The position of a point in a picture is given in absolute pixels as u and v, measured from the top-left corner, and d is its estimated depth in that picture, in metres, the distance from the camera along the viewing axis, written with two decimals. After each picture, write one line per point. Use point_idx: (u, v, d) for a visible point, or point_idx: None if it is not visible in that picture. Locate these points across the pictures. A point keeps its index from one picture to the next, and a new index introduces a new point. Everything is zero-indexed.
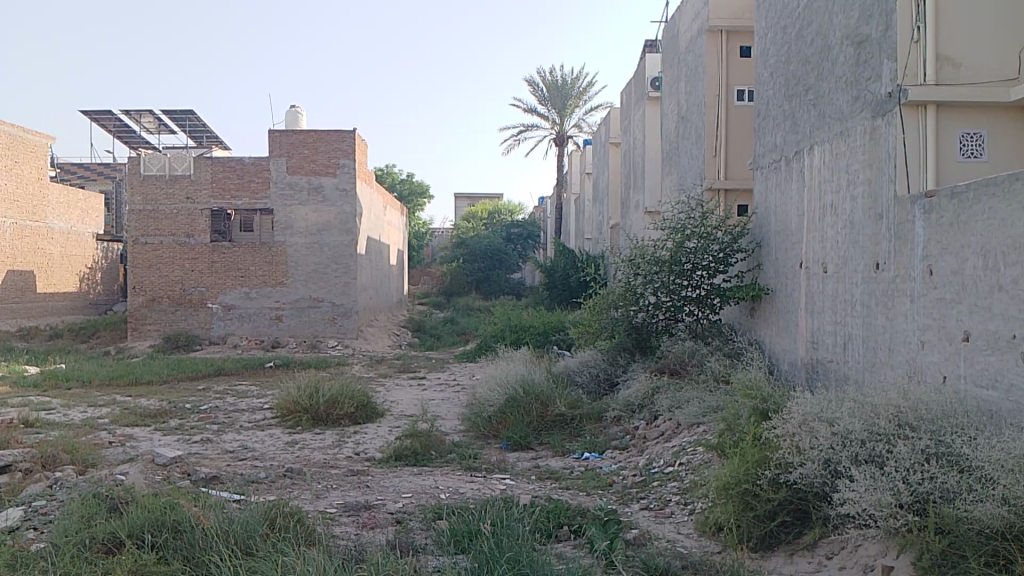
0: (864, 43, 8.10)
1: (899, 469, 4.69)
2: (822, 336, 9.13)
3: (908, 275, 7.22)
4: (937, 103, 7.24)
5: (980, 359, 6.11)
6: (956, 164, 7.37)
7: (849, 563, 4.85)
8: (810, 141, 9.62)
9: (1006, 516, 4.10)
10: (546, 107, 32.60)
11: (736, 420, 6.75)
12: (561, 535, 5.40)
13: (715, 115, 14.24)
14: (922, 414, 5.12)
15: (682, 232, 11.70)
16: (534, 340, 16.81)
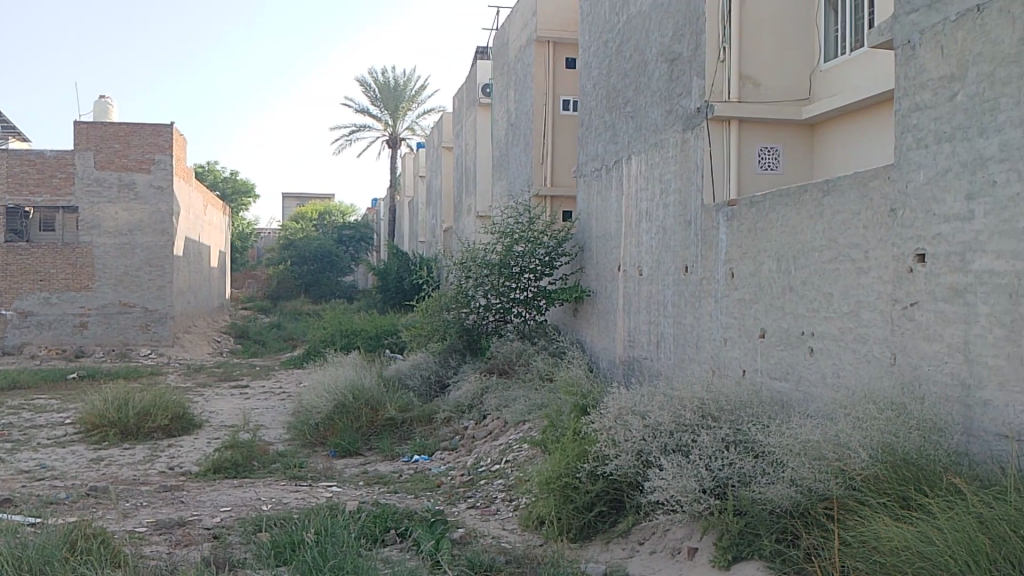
0: (676, 61, 8.68)
1: (703, 457, 5.07)
2: (637, 335, 9.67)
3: (712, 278, 7.84)
4: (739, 119, 7.90)
5: (774, 353, 6.83)
6: (755, 174, 8.05)
7: (658, 547, 5.17)
8: (628, 150, 10.15)
9: (792, 496, 4.53)
10: (378, 108, 32.22)
11: (558, 416, 7.01)
12: (387, 539, 5.36)
13: (542, 124, 14.72)
14: (722, 404, 5.56)
15: (511, 236, 12.07)
16: (365, 343, 16.57)
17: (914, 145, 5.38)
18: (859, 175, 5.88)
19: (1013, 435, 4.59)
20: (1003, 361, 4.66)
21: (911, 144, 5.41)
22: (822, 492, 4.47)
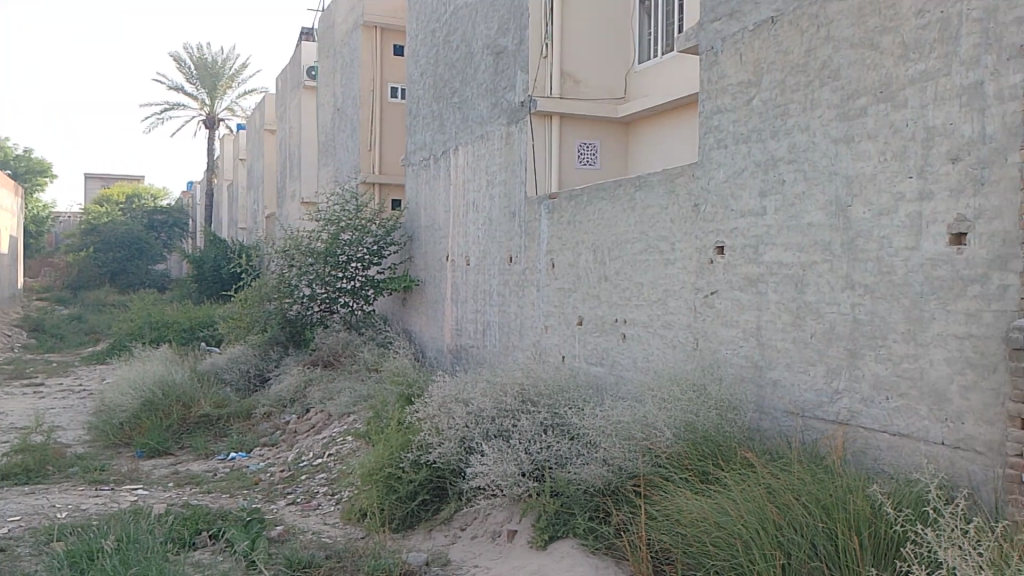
0: (502, 55, 8.84)
1: (522, 441, 5.25)
2: (463, 324, 9.79)
3: (534, 268, 8.09)
4: (560, 115, 8.17)
5: (591, 339, 7.18)
6: (574, 169, 8.37)
7: (480, 531, 5.28)
8: (455, 140, 10.21)
9: (605, 475, 4.78)
10: (194, 86, 30.32)
11: (383, 407, 6.98)
12: (198, 542, 5.09)
13: (369, 111, 14.49)
14: (542, 390, 5.77)
15: (337, 224, 11.81)
16: (179, 336, 15.61)
17: (716, 145, 5.81)
18: (668, 172, 6.26)
19: (796, 411, 5.10)
20: (789, 343, 5.17)
21: (714, 144, 5.84)
22: (631, 471, 4.74)
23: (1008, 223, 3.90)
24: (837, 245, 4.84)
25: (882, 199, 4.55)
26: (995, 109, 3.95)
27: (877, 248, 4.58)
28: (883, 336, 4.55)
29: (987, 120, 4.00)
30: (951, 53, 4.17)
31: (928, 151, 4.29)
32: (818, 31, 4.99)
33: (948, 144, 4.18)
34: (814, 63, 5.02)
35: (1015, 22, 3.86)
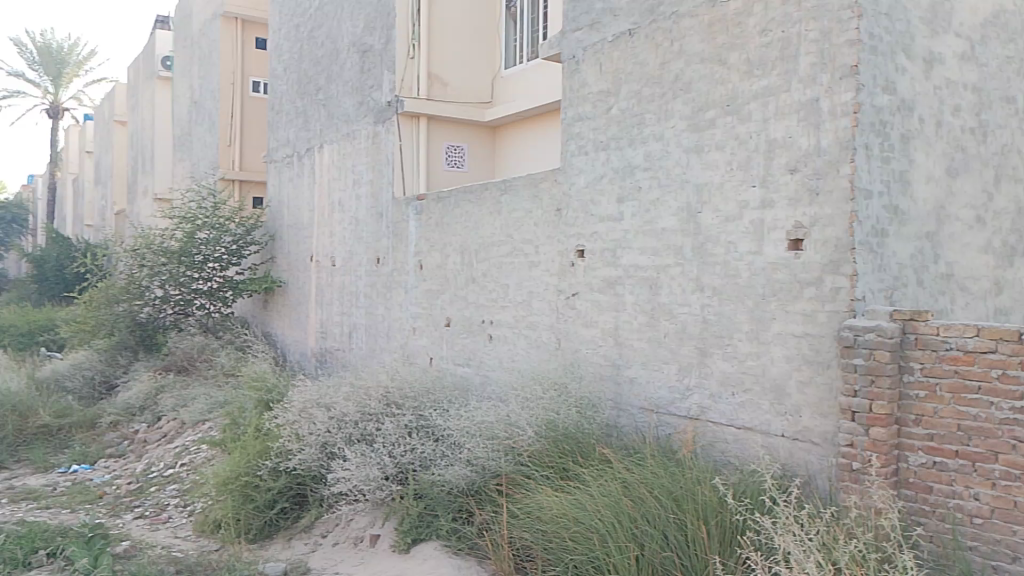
0: (368, 53, 8.72)
1: (386, 444, 5.22)
2: (328, 326, 9.58)
3: (402, 269, 8.03)
4: (428, 116, 8.19)
5: (458, 341, 7.22)
6: (442, 171, 8.39)
7: (342, 537, 5.19)
8: (320, 138, 9.98)
9: (468, 475, 4.82)
10: (33, 72, 28.07)
11: (240, 414, 6.73)
12: (34, 562, 4.71)
13: (229, 105, 13.91)
14: (406, 392, 5.76)
15: (192, 222, 11.25)
16: (14, 341, 14.39)
17: (577, 151, 5.98)
18: (533, 177, 6.38)
19: (650, 407, 5.33)
20: (645, 343, 5.40)
21: (576, 150, 6.00)
22: (494, 470, 4.80)
23: (839, 230, 4.20)
24: (688, 249, 5.09)
25: (729, 206, 4.83)
26: (829, 123, 4.26)
27: (725, 252, 4.85)
28: (729, 335, 4.83)
29: (822, 134, 4.30)
30: (791, 71, 4.47)
31: (770, 162, 4.58)
32: (672, 45, 5.23)
33: (788, 156, 4.48)
34: (667, 75, 5.26)
35: (846, 44, 4.18)
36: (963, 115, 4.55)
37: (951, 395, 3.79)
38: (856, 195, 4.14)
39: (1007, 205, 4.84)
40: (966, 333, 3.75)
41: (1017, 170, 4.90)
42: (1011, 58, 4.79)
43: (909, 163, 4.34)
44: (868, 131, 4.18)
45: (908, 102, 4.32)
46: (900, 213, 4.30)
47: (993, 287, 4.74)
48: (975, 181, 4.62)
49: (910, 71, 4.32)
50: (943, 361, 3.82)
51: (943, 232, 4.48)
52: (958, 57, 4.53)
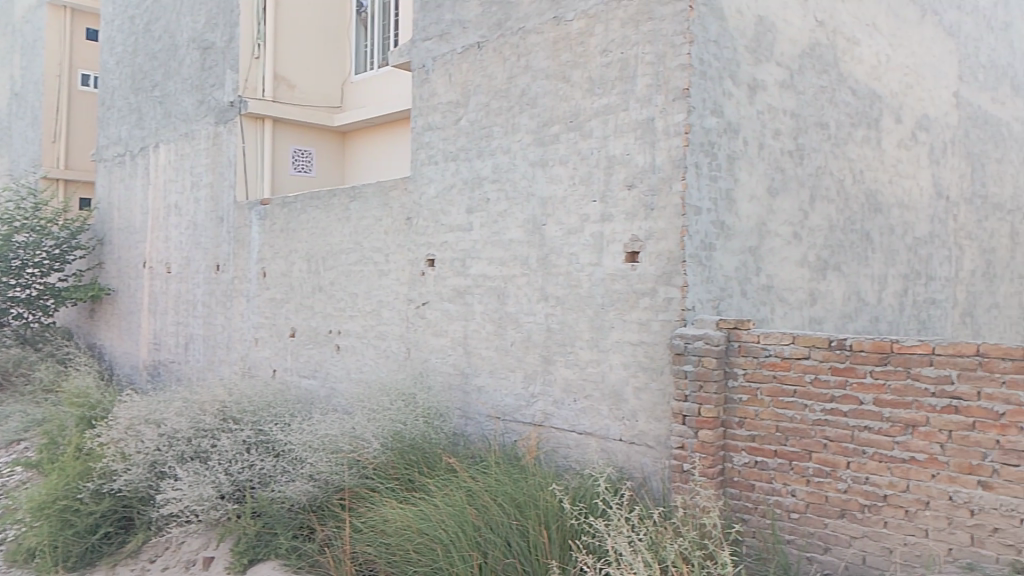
0: (210, 51, 8.34)
1: (222, 461, 5.03)
2: (163, 337, 9.04)
3: (244, 277, 7.72)
4: (272, 119, 7.95)
5: (303, 352, 7.02)
6: (288, 175, 8.14)
7: (172, 562, 4.89)
8: (155, 138, 9.42)
9: (310, 491, 4.71)
10: None
11: (59, 433, 6.22)
12: None
13: (54, 99, 12.85)
14: (244, 407, 5.57)
15: (8, 223, 10.28)
16: None
17: (426, 160, 5.99)
18: (381, 185, 6.32)
19: (496, 415, 5.41)
20: (492, 352, 5.47)
21: (425, 159, 6.01)
22: (337, 484, 4.71)
23: (672, 244, 4.43)
24: (534, 260, 5.21)
25: (572, 218, 4.98)
26: (663, 142, 4.48)
27: (568, 263, 5.00)
28: (571, 343, 4.98)
29: (656, 152, 4.52)
30: (629, 91, 4.68)
31: (609, 177, 4.77)
32: (519, 59, 5.34)
33: (626, 172, 4.68)
34: (514, 90, 5.37)
35: (679, 67, 4.41)
36: (783, 139, 4.91)
37: (770, 398, 4.09)
38: (687, 211, 4.37)
39: (821, 223, 5.24)
40: (783, 341, 4.05)
41: (830, 192, 5.30)
42: (825, 87, 5.21)
43: (734, 182, 4.63)
44: (698, 151, 4.42)
45: (733, 125, 4.61)
46: (726, 228, 4.57)
47: (808, 298, 5.14)
48: (792, 200, 5.00)
49: (735, 96, 4.62)
50: (763, 367, 4.12)
51: (764, 247, 4.80)
52: (778, 84, 4.88)
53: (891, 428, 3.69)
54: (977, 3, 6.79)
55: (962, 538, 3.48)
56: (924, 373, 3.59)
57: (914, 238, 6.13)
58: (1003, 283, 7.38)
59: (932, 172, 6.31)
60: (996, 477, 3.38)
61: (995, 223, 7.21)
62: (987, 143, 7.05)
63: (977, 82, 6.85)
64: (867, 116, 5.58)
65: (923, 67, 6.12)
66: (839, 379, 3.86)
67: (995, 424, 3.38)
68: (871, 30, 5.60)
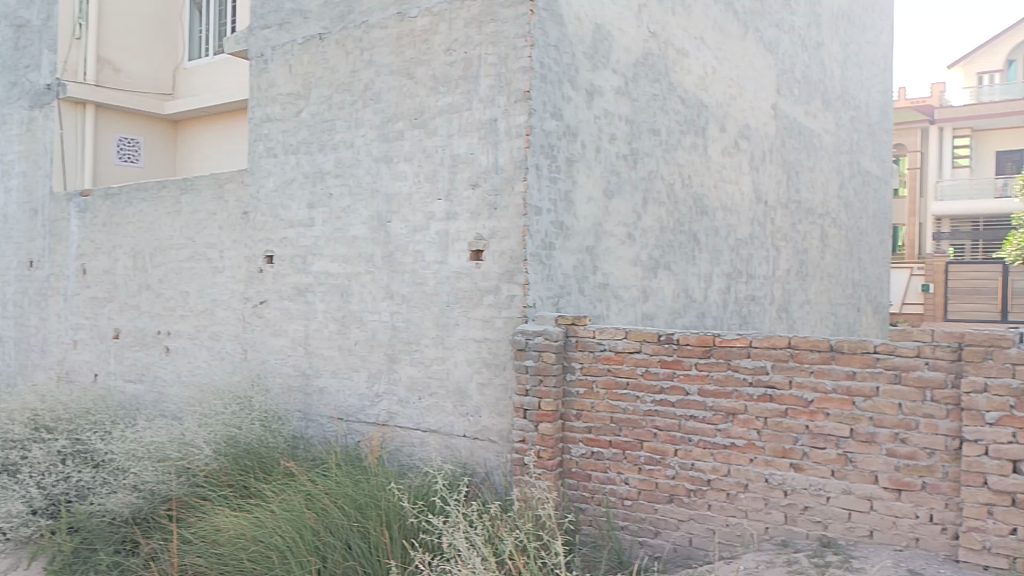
0: (24, 28, 7.60)
1: (33, 474, 4.67)
2: None
3: (61, 274, 7.13)
4: (96, 103, 7.37)
5: (128, 355, 6.58)
6: (112, 166, 7.60)
7: None
8: None
9: (133, 502, 4.44)
10: None
11: None
12: None
13: None
14: (59, 416, 5.21)
15: None
16: None
17: (265, 153, 5.77)
18: (216, 178, 6.03)
19: (338, 416, 5.30)
20: (334, 352, 5.35)
21: (263, 152, 5.78)
22: (164, 494, 4.47)
23: (513, 243, 4.50)
24: (378, 257, 5.14)
25: (416, 216, 4.96)
26: (505, 143, 4.54)
27: (412, 261, 4.97)
28: (415, 341, 4.96)
29: (499, 152, 4.58)
30: (473, 91, 4.71)
31: (454, 175, 4.79)
32: (362, 53, 5.24)
33: (470, 171, 4.71)
34: (357, 84, 5.27)
35: (521, 70, 4.49)
36: (618, 143, 5.11)
37: (606, 390, 4.25)
38: (529, 211, 4.45)
39: (653, 224, 5.50)
40: (617, 336, 4.22)
41: (662, 195, 5.58)
42: (657, 95, 5.48)
43: (573, 184, 4.76)
44: (538, 153, 4.51)
45: (572, 129, 4.73)
46: (565, 228, 4.70)
47: (641, 295, 5.38)
48: (627, 202, 5.22)
49: (575, 100, 4.75)
50: (598, 361, 4.28)
51: (600, 246, 4.98)
52: (614, 91, 5.07)
53: (714, 416, 3.93)
54: (792, 23, 7.37)
55: (776, 517, 3.77)
56: (742, 365, 3.86)
57: (737, 239, 6.57)
58: (813, 281, 8.06)
59: (752, 178, 6.79)
60: (806, 460, 3.68)
61: (807, 226, 7.86)
62: (801, 153, 7.67)
63: (792, 96, 7.44)
64: (695, 124, 5.92)
65: (745, 80, 6.57)
66: (668, 371, 4.07)
67: (804, 410, 3.68)
68: (699, 43, 5.94)
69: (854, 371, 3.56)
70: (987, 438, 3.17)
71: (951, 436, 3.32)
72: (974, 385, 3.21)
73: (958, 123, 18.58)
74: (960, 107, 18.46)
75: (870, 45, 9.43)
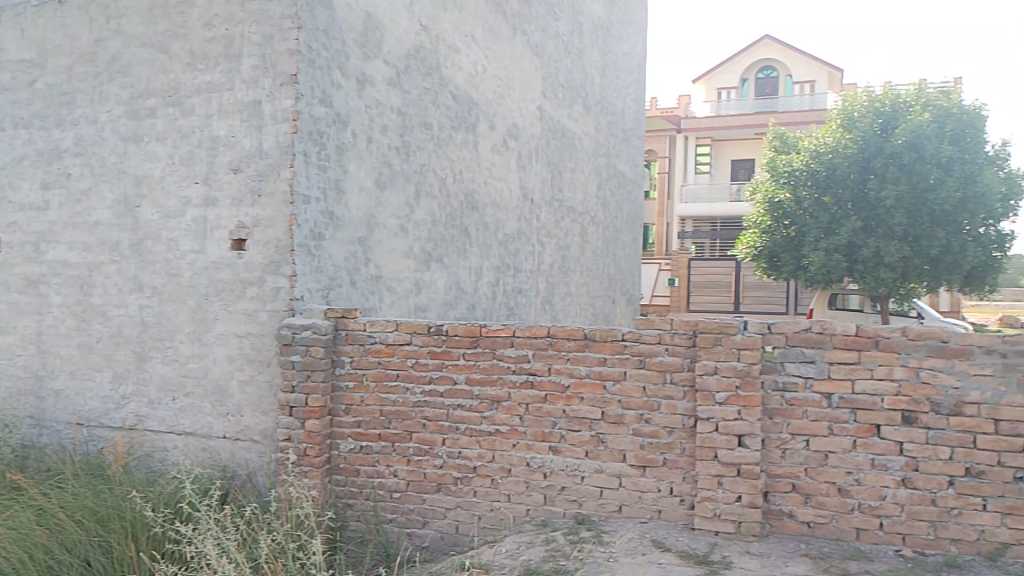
0: None
1: None
2: None
3: None
4: None
5: None
6: None
7: None
8: None
9: None
10: None
11: None
12: None
13: None
14: None
15: None
16: None
17: None
18: None
19: (78, 421, 4.81)
20: (73, 350, 4.84)
21: None
22: None
23: (279, 232, 4.26)
24: (126, 246, 4.70)
25: (170, 202, 4.58)
26: (270, 127, 4.29)
27: (166, 250, 4.59)
28: (169, 338, 4.59)
29: (263, 137, 4.31)
30: (234, 70, 4.40)
31: (213, 159, 4.46)
32: (108, 22, 4.75)
33: (231, 155, 4.41)
34: (103, 55, 4.77)
35: (287, 52, 4.25)
36: (389, 134, 5.06)
37: (375, 383, 4.21)
38: (295, 199, 4.23)
39: (425, 217, 5.52)
40: (386, 328, 4.19)
41: (433, 188, 5.61)
42: (428, 89, 5.49)
43: (343, 174, 4.60)
44: (306, 139, 4.30)
45: (342, 117, 4.58)
46: (335, 219, 4.54)
47: (413, 288, 5.38)
48: (399, 195, 5.18)
49: (345, 87, 4.61)
50: (368, 354, 4.22)
51: (371, 238, 4.89)
52: (385, 82, 4.99)
53: (480, 405, 4.03)
54: (557, 30, 7.75)
55: (536, 499, 3.94)
56: (507, 354, 3.99)
57: (505, 234, 6.79)
58: (574, 275, 8.57)
59: (519, 176, 7.05)
60: (563, 443, 3.88)
61: (569, 224, 8.32)
62: (564, 154, 8.10)
63: (556, 99, 7.82)
64: (465, 120, 6.02)
65: (513, 81, 6.80)
66: (436, 362, 4.11)
67: (562, 395, 3.88)
68: (469, 41, 6.04)
69: (605, 358, 3.82)
70: (716, 415, 3.54)
71: (687, 415, 3.67)
72: (706, 368, 3.56)
73: (701, 134, 20.59)
74: (701, 119, 20.50)
75: (626, 56, 10.16)
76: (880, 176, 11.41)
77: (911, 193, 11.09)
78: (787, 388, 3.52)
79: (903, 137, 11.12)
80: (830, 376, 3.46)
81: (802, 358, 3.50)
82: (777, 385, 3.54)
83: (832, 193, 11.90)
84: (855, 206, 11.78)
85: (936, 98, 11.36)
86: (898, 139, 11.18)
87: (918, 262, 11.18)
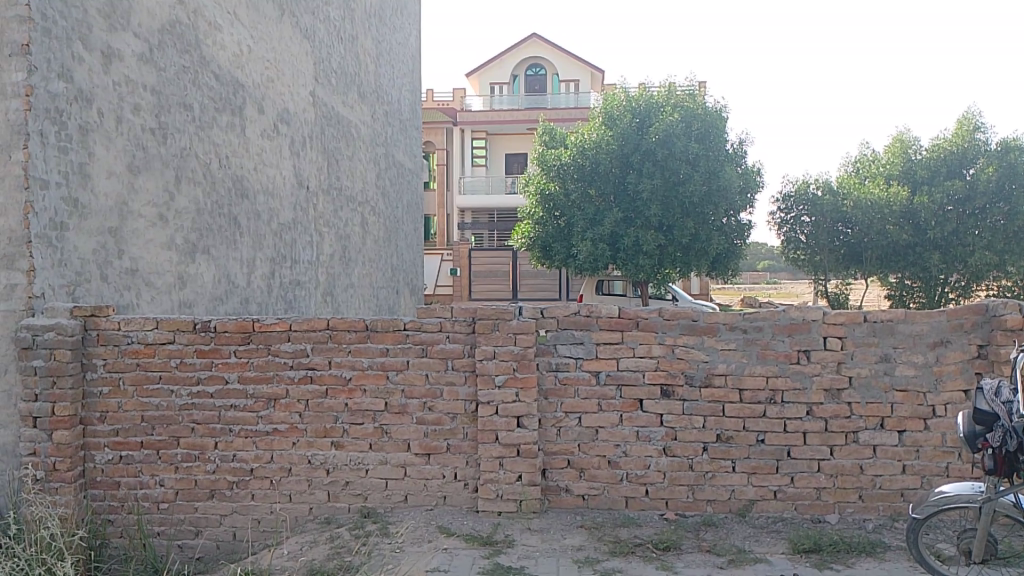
0: None
1: None
2: None
3: None
4: None
5: None
6: None
7: None
8: None
9: None
10: None
11: None
12: None
13: None
14: None
15: None
16: None
17: None
18: None
19: None
20: None
21: None
22: None
23: (12, 222, 3.68)
24: None
25: None
26: None
27: None
28: None
29: None
30: None
31: None
32: None
33: None
34: None
35: (14, 19, 3.69)
36: (143, 115, 4.62)
37: (134, 387, 3.85)
38: (30, 184, 3.69)
39: (187, 205, 5.12)
40: (145, 326, 3.84)
41: (196, 173, 5.22)
42: (187, 68, 5.09)
43: (88, 157, 4.10)
44: (42, 117, 3.79)
45: (85, 94, 4.08)
46: (80, 206, 4.02)
47: (177, 281, 4.97)
48: (156, 180, 4.76)
49: (88, 62, 4.11)
50: (124, 355, 3.85)
51: (125, 228, 4.43)
52: (136, 57, 4.55)
53: (255, 404, 3.82)
54: (328, 13, 7.52)
55: (319, 497, 3.82)
56: (283, 349, 3.81)
57: (279, 224, 6.50)
58: (356, 265, 8.42)
59: (293, 163, 6.77)
60: (345, 437, 3.79)
61: (347, 213, 8.13)
62: (339, 142, 7.89)
63: (328, 85, 7.59)
64: (230, 102, 5.66)
65: (281, 64, 6.50)
66: (204, 362, 3.84)
67: (343, 389, 3.78)
68: (231, 18, 5.68)
69: (387, 348, 3.78)
70: (495, 399, 3.63)
71: (469, 400, 3.73)
72: (485, 353, 3.65)
73: (477, 127, 20.99)
74: (477, 113, 20.78)
75: (400, 45, 10.08)
76: (638, 171, 12.30)
77: (664, 187, 12.10)
78: (560, 368, 3.70)
79: (656, 135, 12.00)
80: (598, 355, 3.68)
81: (572, 340, 3.70)
82: (551, 366, 3.70)
83: (597, 186, 12.67)
84: (616, 198, 12.63)
85: (683, 99, 12.38)
86: (652, 136, 12.06)
87: (672, 250, 12.31)
